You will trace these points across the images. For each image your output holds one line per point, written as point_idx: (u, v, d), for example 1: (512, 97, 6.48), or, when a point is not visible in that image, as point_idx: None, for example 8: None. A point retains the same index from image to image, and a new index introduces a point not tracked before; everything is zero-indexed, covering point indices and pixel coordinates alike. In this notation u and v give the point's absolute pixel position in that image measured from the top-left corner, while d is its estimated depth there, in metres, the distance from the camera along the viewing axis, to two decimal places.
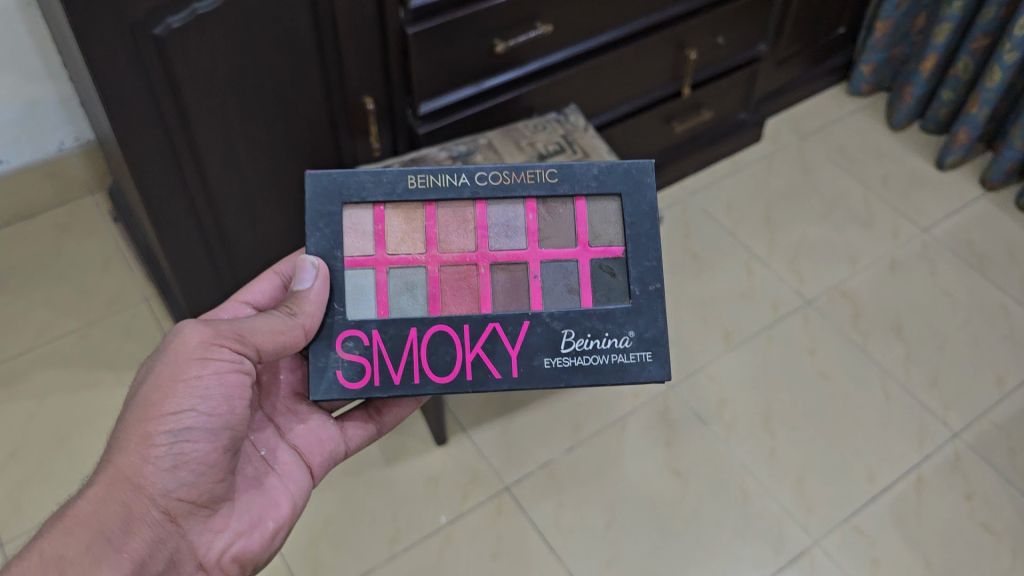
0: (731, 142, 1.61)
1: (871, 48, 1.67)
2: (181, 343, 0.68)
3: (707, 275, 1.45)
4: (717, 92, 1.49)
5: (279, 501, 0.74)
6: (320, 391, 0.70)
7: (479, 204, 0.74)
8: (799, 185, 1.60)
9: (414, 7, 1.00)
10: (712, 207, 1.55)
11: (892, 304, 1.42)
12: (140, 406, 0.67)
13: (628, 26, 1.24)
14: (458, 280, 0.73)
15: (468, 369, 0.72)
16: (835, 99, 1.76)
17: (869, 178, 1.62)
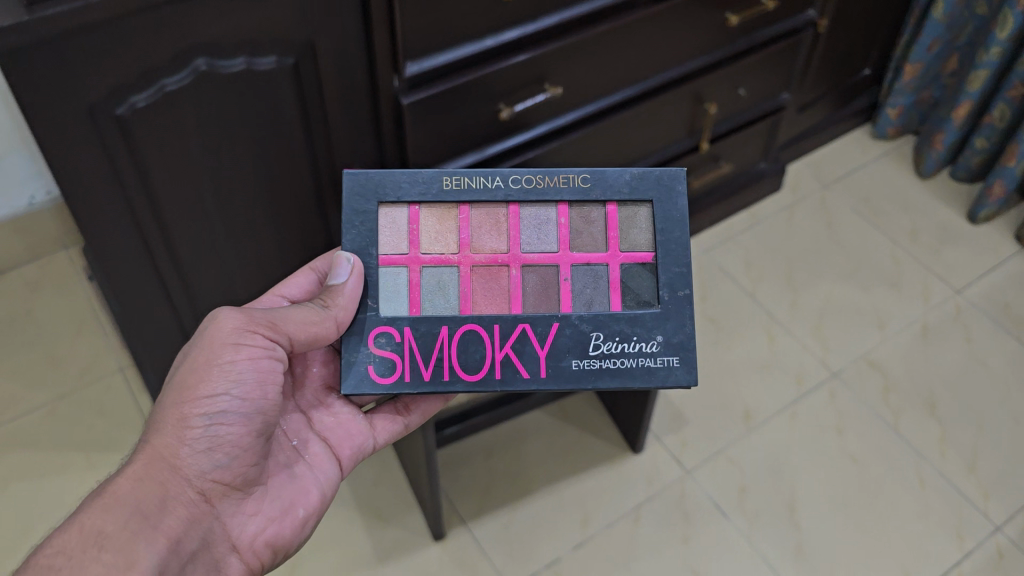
0: (755, 191, 1.68)
1: (899, 91, 1.72)
2: (216, 330, 0.72)
3: (730, 342, 1.49)
4: (734, 146, 1.55)
5: (309, 489, 0.77)
6: (352, 384, 0.72)
7: (513, 207, 0.76)
8: (824, 240, 1.65)
9: (409, 75, 1.00)
10: (730, 263, 1.61)
11: (925, 379, 1.45)
12: (177, 389, 0.71)
13: (641, 85, 1.27)
14: (490, 280, 0.75)
15: (497, 369, 0.73)
16: (859, 141, 1.83)
17: (897, 233, 1.67)
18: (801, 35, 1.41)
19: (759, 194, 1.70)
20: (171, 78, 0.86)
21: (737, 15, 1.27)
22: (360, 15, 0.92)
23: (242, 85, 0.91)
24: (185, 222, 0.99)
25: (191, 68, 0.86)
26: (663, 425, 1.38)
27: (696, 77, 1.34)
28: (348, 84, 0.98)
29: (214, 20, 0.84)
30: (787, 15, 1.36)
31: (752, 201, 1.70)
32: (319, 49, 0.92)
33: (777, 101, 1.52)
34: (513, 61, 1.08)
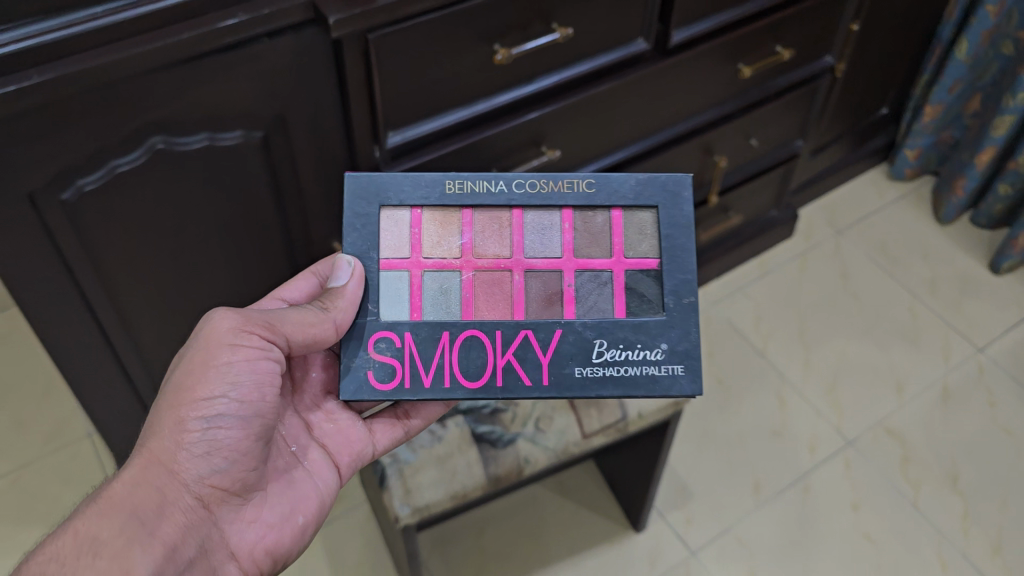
0: (766, 240, 1.69)
1: (918, 134, 1.74)
2: (212, 331, 0.72)
3: (739, 406, 1.48)
4: (745, 195, 1.57)
5: (308, 496, 0.78)
6: (350, 390, 0.72)
7: (517, 211, 0.77)
8: (838, 290, 1.66)
9: (389, 147, 1.00)
10: (738, 317, 1.60)
11: (948, 446, 1.44)
12: (174, 391, 0.71)
13: (652, 139, 1.30)
14: (492, 285, 0.76)
15: (499, 375, 0.74)
16: (877, 184, 1.85)
17: (915, 285, 1.67)
18: (818, 81, 1.42)
19: (770, 242, 1.71)
20: (122, 158, 0.83)
21: (749, 66, 1.29)
22: (336, 84, 0.91)
23: (207, 160, 0.88)
24: (138, 304, 0.97)
25: (145, 147, 0.83)
26: (668, 501, 1.36)
27: (707, 130, 1.36)
28: (324, 150, 0.97)
29: (174, 99, 0.81)
30: (802, 64, 1.37)
31: (763, 249, 1.70)
32: (291, 122, 0.91)
33: (792, 147, 1.53)
34: (523, 118, 1.10)
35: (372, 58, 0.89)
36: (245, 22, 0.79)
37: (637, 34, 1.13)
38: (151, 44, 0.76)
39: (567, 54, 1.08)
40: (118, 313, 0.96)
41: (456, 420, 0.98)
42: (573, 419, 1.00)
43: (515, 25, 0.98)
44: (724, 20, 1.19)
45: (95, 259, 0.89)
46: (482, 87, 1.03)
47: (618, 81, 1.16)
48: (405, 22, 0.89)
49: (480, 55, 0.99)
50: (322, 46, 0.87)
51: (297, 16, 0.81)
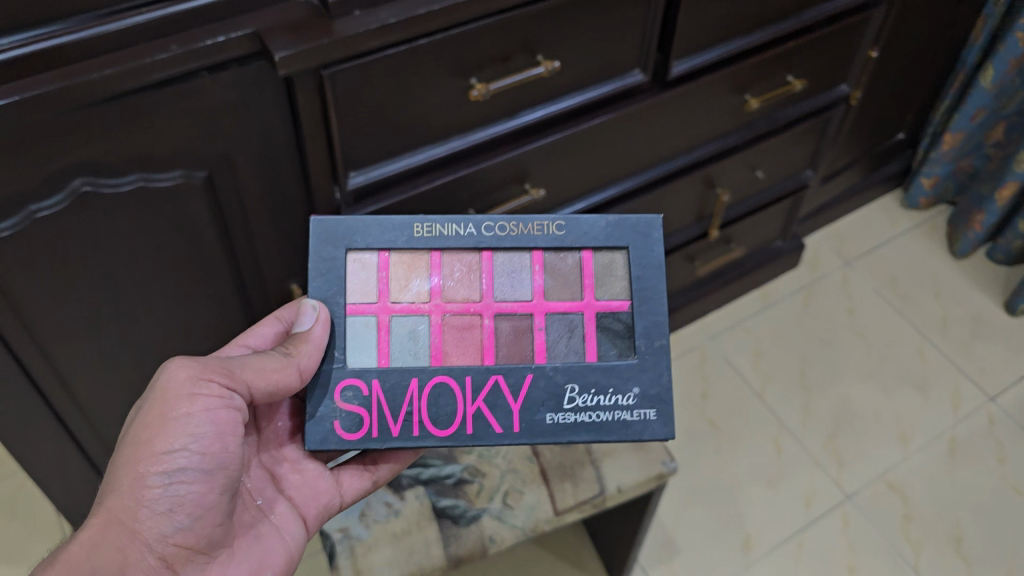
0: (770, 269, 1.66)
1: (936, 161, 1.70)
2: (169, 381, 0.69)
3: (729, 455, 1.44)
4: (746, 228, 1.52)
5: (275, 549, 0.76)
6: (315, 440, 0.70)
7: (487, 253, 0.74)
8: (844, 329, 1.62)
9: (351, 189, 0.93)
10: (736, 353, 1.58)
11: (953, 506, 1.39)
12: (132, 446, 0.68)
13: (645, 174, 1.22)
14: (461, 329, 0.74)
15: (469, 423, 0.72)
16: (891, 213, 1.82)
17: (926, 324, 1.63)
18: (831, 111, 1.36)
19: (774, 273, 1.67)
20: (43, 202, 0.77)
21: (757, 97, 1.22)
22: (290, 123, 0.85)
23: (142, 201, 0.82)
24: (77, 361, 0.94)
25: (68, 191, 0.77)
26: (650, 556, 1.33)
27: (712, 161, 1.30)
28: (285, 197, 0.92)
29: (106, 134, 0.75)
30: (817, 92, 1.31)
31: (765, 280, 1.67)
32: (238, 162, 0.85)
33: (800, 178, 1.48)
34: (516, 151, 1.03)
35: (328, 93, 0.82)
36: (178, 54, 0.72)
37: (633, 65, 1.05)
38: (68, 80, 0.69)
39: (559, 85, 1.00)
40: (81, 350, 0.93)
41: (416, 492, 0.95)
42: (545, 493, 0.96)
43: (496, 58, 0.91)
44: (735, 47, 1.11)
45: (25, 322, 0.85)
46: (460, 121, 0.96)
47: (608, 116, 1.08)
48: (367, 57, 0.82)
49: (456, 89, 0.92)
50: (272, 80, 0.80)
51: (239, 49, 0.75)
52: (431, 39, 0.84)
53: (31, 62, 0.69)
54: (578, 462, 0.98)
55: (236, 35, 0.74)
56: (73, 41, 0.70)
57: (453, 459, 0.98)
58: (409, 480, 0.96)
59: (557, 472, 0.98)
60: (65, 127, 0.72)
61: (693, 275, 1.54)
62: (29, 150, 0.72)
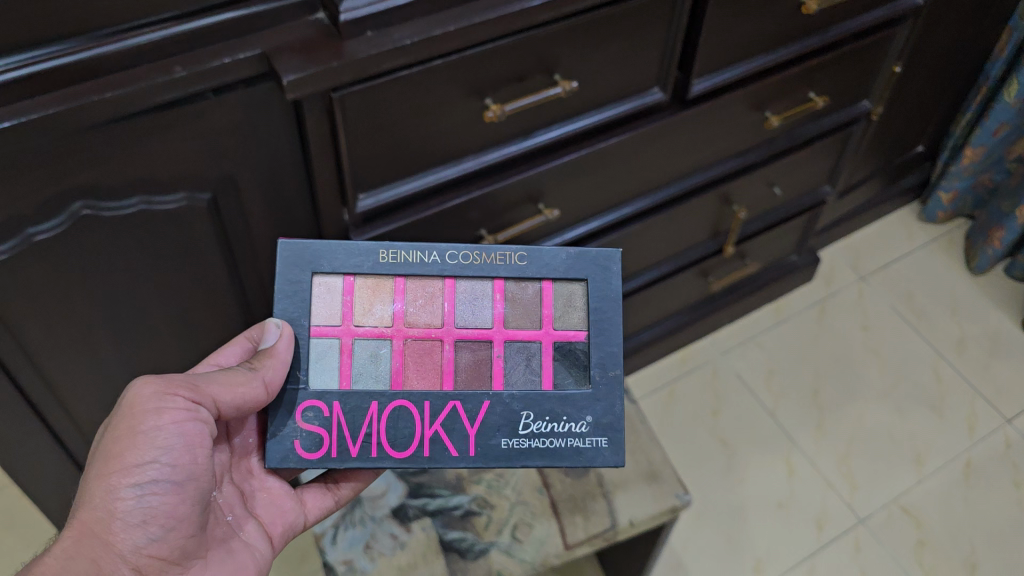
0: (784, 284, 1.62)
1: (955, 176, 1.66)
2: (136, 396, 0.70)
3: (741, 475, 1.41)
4: (763, 244, 1.45)
5: (246, 562, 0.76)
6: (276, 459, 0.71)
7: (449, 281, 0.75)
8: (858, 347, 1.58)
9: (360, 211, 0.85)
10: (747, 370, 1.54)
11: (968, 531, 1.36)
12: (101, 461, 0.68)
13: (660, 193, 1.14)
14: (422, 354, 0.75)
15: (425, 446, 0.73)
16: (908, 227, 1.78)
17: (941, 342, 1.59)
18: (853, 127, 1.28)
19: (789, 287, 1.64)
20: (41, 225, 0.71)
21: (777, 115, 1.13)
22: (297, 143, 0.78)
23: (143, 225, 0.76)
24: (82, 392, 0.91)
25: (68, 213, 0.71)
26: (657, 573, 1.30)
27: (728, 180, 1.22)
28: (287, 220, 0.85)
29: (106, 158, 0.69)
30: (837, 108, 1.23)
31: (778, 294, 1.64)
32: (244, 186, 0.79)
33: (817, 194, 1.40)
34: (533, 171, 0.95)
35: (337, 119, 0.75)
36: (182, 76, 0.66)
37: (652, 82, 0.96)
38: (66, 104, 0.63)
39: (575, 104, 0.92)
40: (90, 383, 0.90)
41: (421, 523, 0.87)
42: (555, 527, 0.88)
43: (510, 78, 0.83)
44: (758, 65, 1.03)
45: (32, 352, 0.82)
46: (473, 142, 0.88)
47: (626, 135, 0.99)
48: (379, 78, 0.74)
49: (469, 110, 0.84)
50: (278, 102, 0.73)
51: (247, 70, 0.69)
52: (446, 59, 0.76)
53: (28, 84, 0.63)
54: (591, 494, 0.90)
55: (244, 55, 0.68)
56: (73, 63, 0.64)
57: (460, 489, 0.90)
58: (415, 510, 0.88)
59: (568, 504, 0.89)
60: (62, 152, 0.67)
61: (707, 291, 1.48)
62: (20, 175, 0.66)
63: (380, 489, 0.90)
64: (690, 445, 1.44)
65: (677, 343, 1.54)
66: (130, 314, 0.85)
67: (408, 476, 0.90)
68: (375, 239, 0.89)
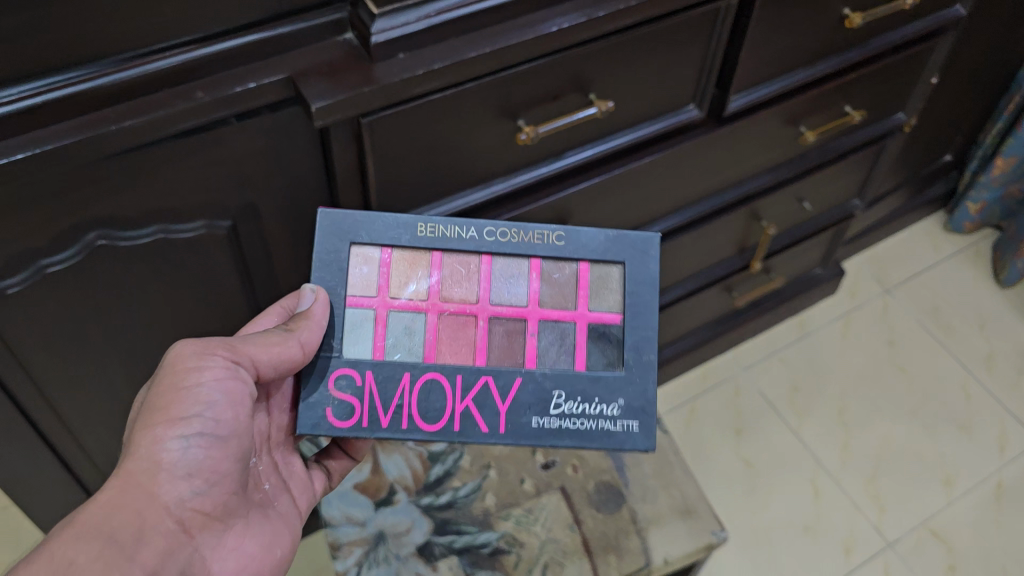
0: (809, 297, 1.57)
1: (984, 186, 1.62)
2: (179, 354, 0.67)
3: (767, 496, 1.37)
4: (790, 258, 1.41)
5: (282, 530, 0.74)
6: (306, 425, 0.68)
7: (485, 257, 0.72)
8: (884, 363, 1.55)
9: None
10: (770, 387, 1.50)
11: (999, 554, 1.32)
12: (144, 415, 0.64)
13: (691, 211, 1.10)
14: (455, 329, 0.71)
15: (456, 421, 0.69)
16: (934, 237, 1.74)
17: (970, 359, 1.55)
18: (885, 141, 1.24)
19: (813, 300, 1.60)
20: (54, 256, 0.67)
21: (811, 130, 1.09)
22: (320, 168, 0.74)
23: (160, 255, 0.73)
24: (87, 420, 0.87)
25: (82, 244, 0.68)
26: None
27: (760, 196, 1.18)
28: (309, 244, 0.81)
29: (122, 188, 0.66)
30: (869, 123, 1.18)
31: (802, 308, 1.60)
32: (265, 213, 0.75)
33: (847, 207, 1.36)
34: (561, 194, 0.91)
35: (364, 144, 0.71)
36: (204, 102, 0.62)
37: (688, 99, 0.93)
38: (80, 135, 0.60)
39: (609, 123, 0.88)
40: (97, 410, 0.86)
41: (449, 563, 0.84)
42: (588, 565, 0.86)
43: (543, 98, 0.79)
44: (793, 81, 0.99)
45: (38, 383, 0.78)
46: (503, 163, 0.84)
47: (661, 152, 0.96)
48: (409, 102, 0.70)
49: (502, 133, 0.80)
50: (304, 128, 0.70)
51: (271, 94, 0.65)
52: (478, 81, 0.72)
53: (38, 114, 0.59)
54: (623, 532, 0.88)
55: (267, 79, 0.64)
56: (87, 91, 0.60)
57: (488, 525, 0.87)
58: (441, 548, 0.85)
59: (600, 543, 0.87)
60: (76, 182, 0.63)
61: (731, 306, 1.44)
62: (33, 206, 0.63)
63: (405, 525, 0.87)
64: (714, 464, 1.40)
65: (701, 358, 1.50)
66: (144, 341, 0.81)
67: (433, 511, 0.88)
68: None
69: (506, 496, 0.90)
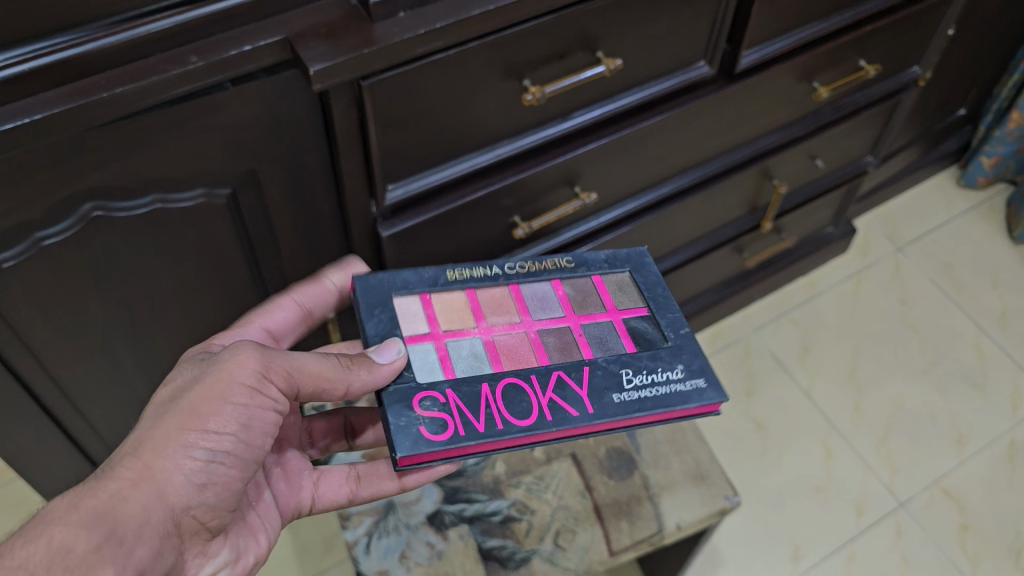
0: (820, 256, 1.55)
1: (999, 140, 1.59)
2: (235, 365, 0.62)
3: (778, 458, 1.36)
4: (801, 217, 1.38)
5: (259, 536, 0.71)
6: (406, 446, 0.61)
7: (513, 288, 0.74)
8: (897, 322, 1.53)
9: (389, 203, 0.79)
10: (782, 348, 1.49)
11: (1010, 511, 1.32)
12: (185, 413, 0.60)
13: (699, 171, 1.07)
14: (511, 345, 0.70)
15: (547, 413, 0.65)
16: (946, 193, 1.71)
17: (983, 317, 1.54)
18: (900, 96, 1.21)
19: (824, 259, 1.58)
20: (49, 229, 0.66)
21: (825, 87, 1.06)
22: (322, 133, 0.72)
23: (158, 225, 0.71)
24: (91, 391, 0.85)
25: (78, 216, 0.66)
26: (697, 567, 1.25)
27: (771, 154, 1.15)
28: (311, 212, 0.79)
29: (115, 158, 0.64)
30: (884, 77, 1.15)
31: (812, 267, 1.58)
32: (265, 180, 0.73)
33: (860, 164, 1.33)
34: (570, 154, 0.89)
35: (367, 107, 0.69)
36: (198, 67, 0.60)
37: (698, 56, 0.90)
38: (70, 103, 0.57)
39: (618, 82, 0.86)
40: (99, 381, 0.85)
41: (460, 531, 0.84)
42: (600, 533, 0.85)
43: (551, 57, 0.77)
44: (808, 34, 0.96)
45: (38, 356, 0.76)
46: (508, 125, 0.81)
47: (667, 113, 0.93)
48: (411, 64, 0.68)
49: (508, 94, 0.77)
50: (303, 91, 0.67)
51: (268, 58, 0.63)
52: (483, 41, 0.70)
53: (27, 82, 0.57)
54: (636, 498, 0.87)
55: (264, 42, 0.62)
56: (77, 57, 0.57)
57: (498, 493, 0.87)
58: (452, 517, 0.85)
59: (612, 509, 0.87)
60: (68, 153, 0.61)
61: (740, 267, 1.41)
62: (25, 178, 0.61)
63: (414, 494, 0.86)
64: (727, 428, 1.39)
65: (710, 319, 1.48)
66: (145, 314, 0.80)
67: (443, 480, 0.87)
68: (403, 233, 0.83)
69: (517, 463, 0.89)
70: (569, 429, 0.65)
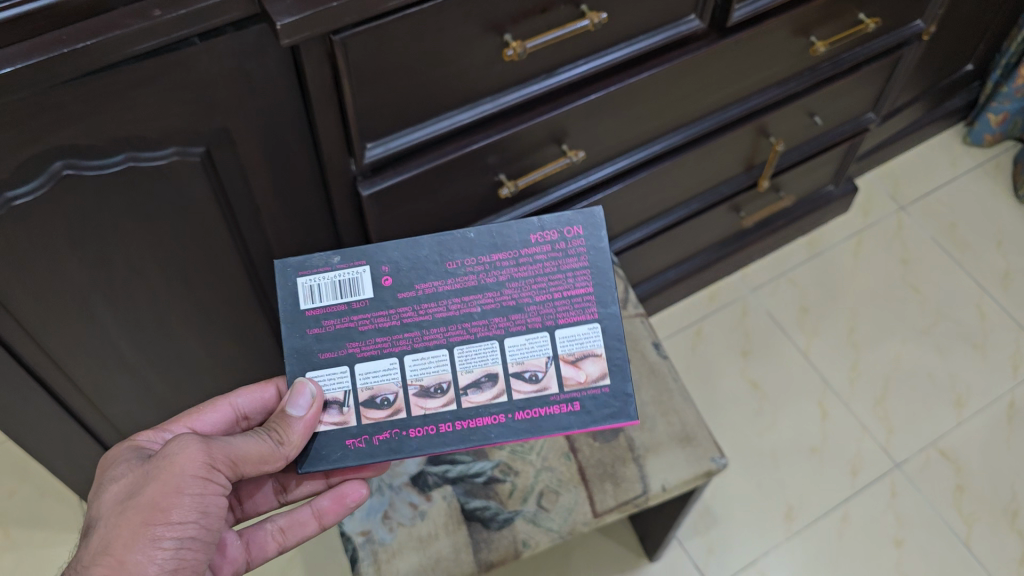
0: (820, 216, 1.53)
1: (1006, 97, 1.56)
2: (179, 460, 0.62)
3: (773, 418, 1.36)
4: (799, 175, 1.36)
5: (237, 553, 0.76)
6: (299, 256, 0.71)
7: (411, 430, 0.70)
8: (897, 282, 1.51)
9: (368, 160, 0.78)
10: (780, 308, 1.47)
11: (1007, 471, 1.31)
12: (144, 510, 0.61)
13: (691, 129, 1.06)
14: (422, 355, 0.70)
15: (387, 281, 0.71)
16: (952, 151, 1.68)
17: (985, 277, 1.52)
18: (903, 51, 1.18)
19: (824, 218, 1.56)
20: (18, 188, 0.65)
21: (822, 41, 1.04)
22: (297, 91, 0.71)
23: (131, 185, 0.70)
24: (74, 353, 0.85)
25: (47, 174, 0.65)
26: (688, 526, 1.25)
27: (768, 110, 1.13)
28: (290, 173, 0.78)
29: (82, 116, 0.62)
30: (886, 31, 1.12)
31: (812, 227, 1.56)
32: (239, 138, 0.71)
33: (862, 121, 1.30)
34: (555, 112, 0.87)
35: (339, 63, 0.67)
36: (162, 22, 0.58)
37: (689, 10, 0.87)
38: (31, 59, 0.56)
39: (603, 37, 0.83)
40: (82, 343, 0.84)
41: (443, 492, 0.84)
42: (584, 495, 0.85)
43: (532, 11, 0.75)
44: None
45: (14, 315, 0.76)
46: (490, 82, 0.79)
47: (657, 69, 0.91)
48: (384, 18, 0.66)
49: (486, 48, 0.75)
50: (274, 48, 0.66)
51: (234, 11, 0.61)
52: None
53: None
54: (620, 459, 0.87)
55: None
56: (33, 12, 0.56)
57: (482, 455, 0.86)
58: (435, 478, 0.85)
59: (596, 471, 0.87)
60: (31, 112, 0.60)
61: (738, 226, 1.40)
62: None
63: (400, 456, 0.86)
64: (722, 389, 1.38)
65: (706, 280, 1.47)
66: (124, 276, 0.79)
67: None
68: (383, 192, 0.82)
69: None
70: (393, 266, 0.71)
